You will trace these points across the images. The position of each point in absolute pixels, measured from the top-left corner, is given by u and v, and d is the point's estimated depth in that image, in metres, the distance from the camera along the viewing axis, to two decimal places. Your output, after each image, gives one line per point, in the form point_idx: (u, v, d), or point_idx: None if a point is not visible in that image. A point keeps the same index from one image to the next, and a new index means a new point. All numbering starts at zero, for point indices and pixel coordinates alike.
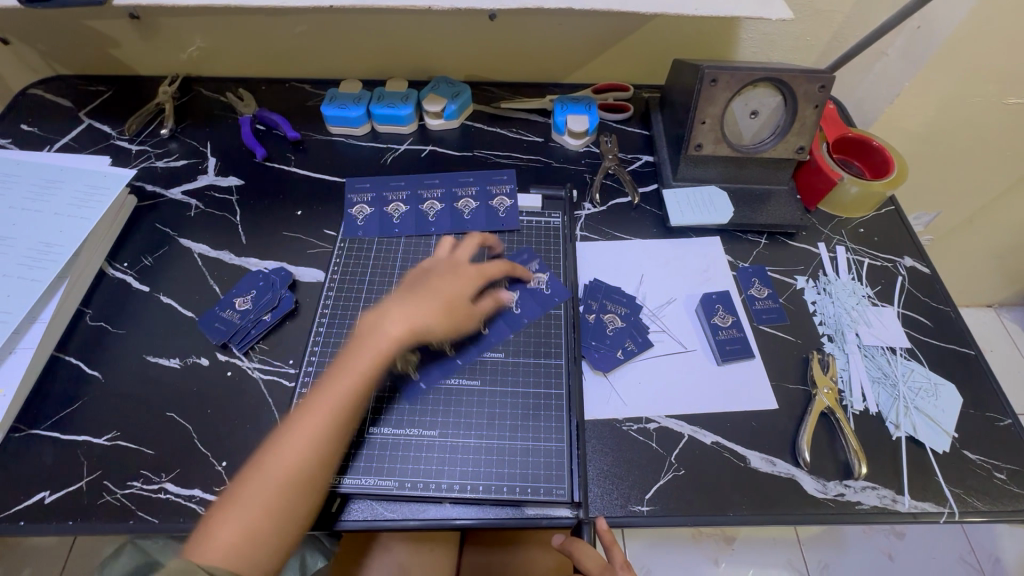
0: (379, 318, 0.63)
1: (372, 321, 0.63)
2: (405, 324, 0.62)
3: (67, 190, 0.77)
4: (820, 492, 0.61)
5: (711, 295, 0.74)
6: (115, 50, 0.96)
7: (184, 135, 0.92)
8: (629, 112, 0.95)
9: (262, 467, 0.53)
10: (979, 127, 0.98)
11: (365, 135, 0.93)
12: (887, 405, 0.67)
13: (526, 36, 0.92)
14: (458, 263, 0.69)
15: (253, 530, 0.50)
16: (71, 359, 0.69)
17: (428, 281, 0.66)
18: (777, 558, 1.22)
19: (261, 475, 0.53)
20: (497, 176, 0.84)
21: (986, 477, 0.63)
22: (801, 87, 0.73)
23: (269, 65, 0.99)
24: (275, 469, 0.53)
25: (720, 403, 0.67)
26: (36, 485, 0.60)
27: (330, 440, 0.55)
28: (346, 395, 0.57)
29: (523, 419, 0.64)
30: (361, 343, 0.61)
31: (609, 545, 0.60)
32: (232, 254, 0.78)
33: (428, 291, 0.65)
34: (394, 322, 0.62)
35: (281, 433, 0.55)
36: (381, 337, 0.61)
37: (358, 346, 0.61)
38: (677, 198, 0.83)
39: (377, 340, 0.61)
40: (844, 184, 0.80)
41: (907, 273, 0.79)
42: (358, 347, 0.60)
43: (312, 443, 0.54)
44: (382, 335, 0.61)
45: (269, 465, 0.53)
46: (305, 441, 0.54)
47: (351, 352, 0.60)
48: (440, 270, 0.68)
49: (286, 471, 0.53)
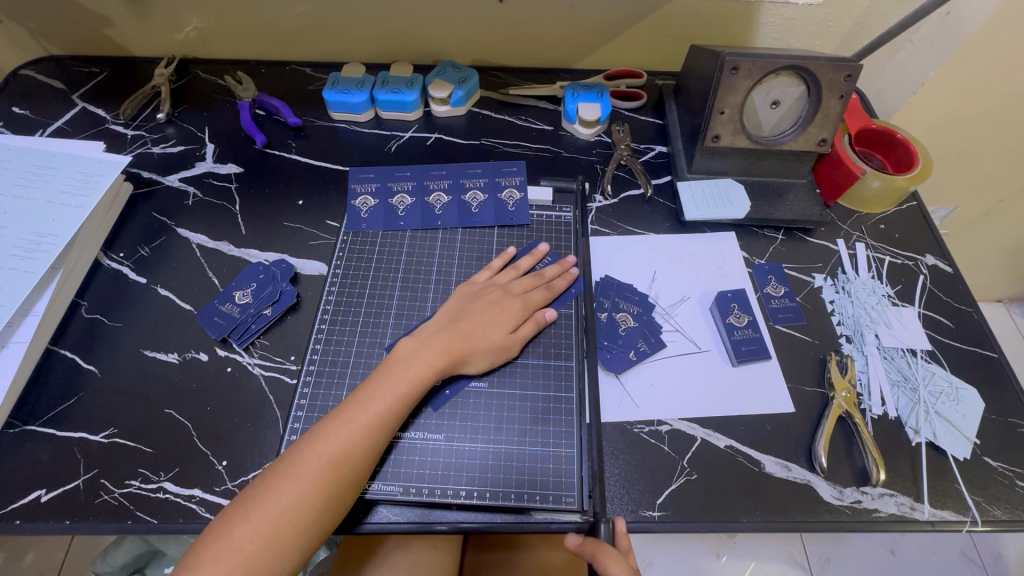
0: (420, 339, 0.61)
1: (413, 340, 0.61)
2: (447, 350, 0.60)
3: (60, 177, 0.74)
4: (836, 499, 0.60)
5: (726, 293, 0.72)
6: (108, 29, 0.92)
7: (180, 119, 0.89)
8: (642, 100, 0.92)
9: (286, 474, 0.51)
10: (1003, 119, 0.95)
11: (368, 122, 0.90)
12: (907, 410, 0.65)
13: (536, 19, 0.89)
14: (509, 292, 0.67)
15: (274, 541, 0.49)
16: (66, 353, 0.67)
17: (471, 309, 0.65)
18: (778, 552, 1.22)
19: (285, 484, 0.50)
20: (506, 167, 0.81)
21: (1007, 485, 0.61)
22: (826, 76, 0.70)
23: (268, 47, 0.95)
24: (299, 479, 0.51)
25: (734, 406, 0.65)
26: (31, 483, 0.59)
27: (359, 454, 0.53)
28: (381, 413, 0.55)
29: (531, 423, 0.62)
30: (400, 360, 0.59)
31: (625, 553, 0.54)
32: (231, 245, 0.76)
33: (472, 316, 0.64)
34: (436, 346, 0.60)
35: (309, 441, 0.53)
36: (421, 358, 0.59)
37: (397, 363, 0.58)
38: (691, 191, 0.80)
39: (417, 361, 0.58)
40: (866, 178, 0.77)
41: (928, 272, 0.77)
42: (396, 363, 0.58)
43: (341, 459, 0.52)
44: (424, 362, 0.59)
45: (294, 474, 0.51)
46: (334, 454, 0.52)
47: (389, 368, 0.58)
48: (486, 297, 0.66)
49: (312, 485, 0.51)
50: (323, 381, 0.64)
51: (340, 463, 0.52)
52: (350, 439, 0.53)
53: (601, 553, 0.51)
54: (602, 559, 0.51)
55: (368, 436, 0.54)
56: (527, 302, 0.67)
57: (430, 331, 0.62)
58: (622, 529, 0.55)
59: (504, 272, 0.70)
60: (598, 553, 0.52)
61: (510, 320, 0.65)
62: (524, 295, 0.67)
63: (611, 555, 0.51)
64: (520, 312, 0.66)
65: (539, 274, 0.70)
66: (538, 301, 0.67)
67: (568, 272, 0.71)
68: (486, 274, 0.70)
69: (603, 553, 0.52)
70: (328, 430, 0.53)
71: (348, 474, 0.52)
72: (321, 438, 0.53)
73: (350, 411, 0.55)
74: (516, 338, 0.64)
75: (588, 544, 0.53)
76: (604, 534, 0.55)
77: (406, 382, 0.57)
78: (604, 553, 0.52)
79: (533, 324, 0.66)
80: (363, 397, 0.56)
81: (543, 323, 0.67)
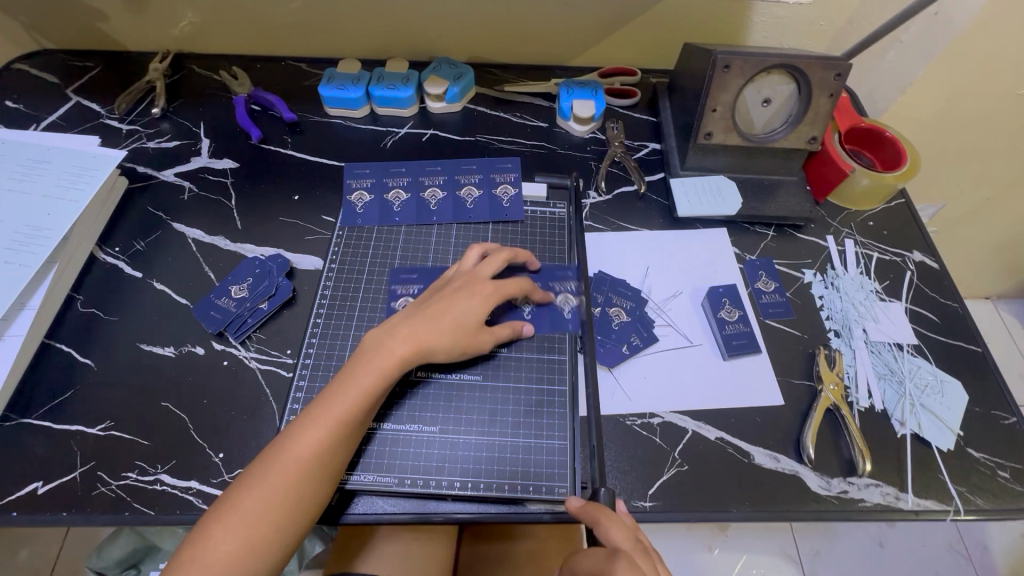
0: (383, 332, 0.60)
1: (377, 334, 0.60)
2: (408, 341, 0.59)
3: (55, 171, 0.74)
4: (823, 489, 0.61)
5: (717, 288, 0.73)
6: (103, 23, 0.92)
7: (176, 114, 0.89)
8: (636, 97, 0.93)
9: (259, 475, 0.52)
10: (990, 119, 0.97)
11: (364, 118, 0.90)
12: (893, 402, 0.67)
13: (531, 17, 0.89)
14: (478, 276, 0.65)
15: (249, 542, 0.50)
16: (62, 347, 0.67)
17: (438, 296, 0.63)
18: (769, 545, 1.23)
19: (258, 485, 0.51)
20: (501, 164, 0.82)
21: (990, 476, 0.63)
22: (816, 75, 0.71)
23: (264, 43, 0.95)
24: (271, 480, 0.51)
25: (725, 399, 0.66)
26: (28, 475, 0.59)
27: (326, 452, 0.53)
28: (346, 410, 0.55)
29: (525, 415, 0.63)
30: (364, 356, 0.58)
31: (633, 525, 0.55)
32: (227, 240, 0.76)
33: (438, 304, 0.62)
34: (399, 335, 0.59)
35: (280, 442, 0.54)
36: (382, 352, 0.58)
37: (361, 359, 0.58)
38: (684, 187, 0.81)
39: (380, 355, 0.58)
40: (855, 176, 0.79)
41: (915, 268, 0.78)
42: (360, 359, 0.58)
43: (310, 457, 0.52)
44: (385, 352, 0.58)
45: (267, 475, 0.52)
46: (302, 453, 0.52)
47: (354, 365, 0.58)
48: (455, 283, 0.65)
49: (284, 486, 0.51)
50: (319, 374, 0.64)
51: (309, 460, 0.52)
52: (318, 438, 0.53)
53: (603, 518, 0.52)
54: (604, 524, 0.52)
55: (336, 434, 0.54)
56: (501, 289, 0.64)
57: (395, 323, 0.61)
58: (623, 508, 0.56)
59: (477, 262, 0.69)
60: (600, 517, 0.52)
61: (482, 308, 0.62)
62: (498, 281, 0.65)
63: (614, 522, 0.52)
64: (491, 298, 0.63)
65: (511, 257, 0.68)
66: (511, 290, 0.65)
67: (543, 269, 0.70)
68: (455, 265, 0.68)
69: (605, 517, 0.52)
70: (296, 430, 0.54)
71: (318, 472, 0.53)
72: (290, 439, 0.53)
73: (316, 409, 0.55)
74: (489, 333, 0.63)
75: (592, 506, 0.53)
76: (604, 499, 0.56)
77: (368, 378, 0.57)
78: (606, 516, 0.52)
79: (508, 330, 0.65)
80: (327, 395, 0.56)
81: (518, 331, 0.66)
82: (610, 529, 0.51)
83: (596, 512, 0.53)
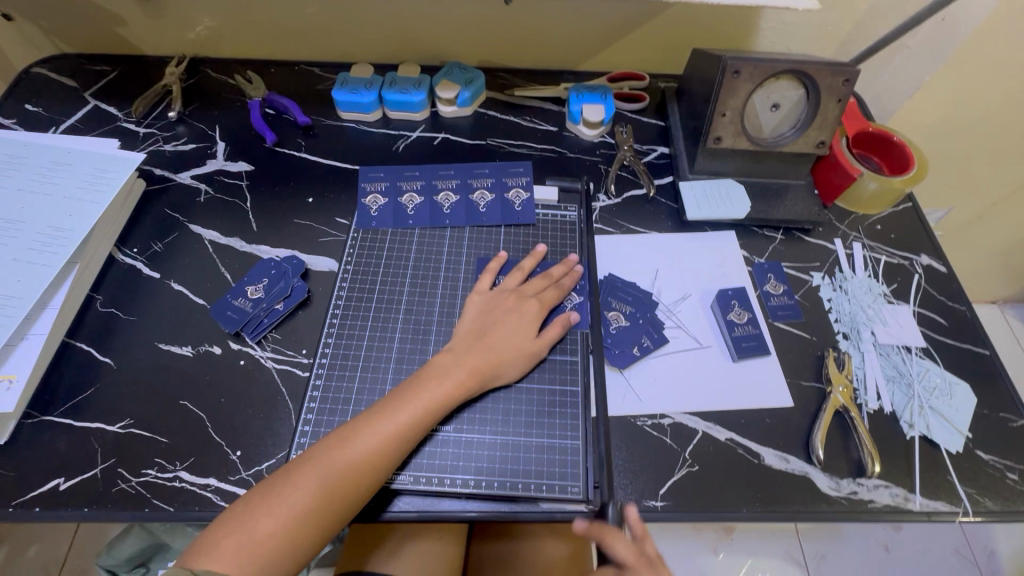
0: (449, 356, 0.62)
1: (444, 358, 0.61)
2: (476, 369, 0.61)
3: (75, 173, 0.76)
4: (834, 490, 0.61)
5: (727, 290, 0.74)
6: (120, 28, 0.93)
7: (191, 118, 0.90)
8: (645, 101, 0.94)
9: (310, 471, 0.52)
10: (998, 123, 0.97)
11: (376, 122, 0.91)
12: (902, 405, 0.67)
13: (541, 22, 0.90)
14: (525, 294, 0.68)
15: (292, 536, 0.50)
16: (82, 346, 0.69)
17: (493, 322, 0.65)
18: (775, 549, 1.23)
19: (307, 481, 0.52)
20: (513, 168, 0.83)
21: (999, 477, 0.63)
22: (825, 80, 0.72)
23: (278, 47, 0.97)
24: (320, 480, 0.52)
25: (734, 400, 0.67)
26: (49, 472, 0.60)
27: (385, 463, 0.55)
28: (410, 424, 0.56)
29: (538, 416, 0.63)
30: (429, 377, 0.60)
31: (641, 536, 0.55)
32: (244, 242, 0.77)
33: (496, 328, 0.64)
34: (465, 365, 0.61)
35: (334, 443, 0.54)
36: (452, 375, 0.60)
37: (426, 380, 0.59)
38: (693, 191, 0.82)
39: (448, 379, 0.60)
40: (862, 180, 0.80)
41: (923, 271, 0.79)
42: (427, 380, 0.59)
43: (367, 465, 0.54)
44: (452, 380, 0.60)
45: (317, 475, 0.52)
46: (356, 460, 0.53)
47: (418, 383, 0.59)
48: (506, 304, 0.67)
49: (335, 487, 0.52)
50: (335, 374, 0.65)
51: (363, 471, 0.53)
52: (377, 446, 0.54)
53: (609, 536, 0.54)
54: (610, 543, 0.53)
55: (394, 446, 0.55)
56: (543, 301, 0.68)
57: (459, 348, 0.63)
58: (633, 514, 0.56)
59: (512, 276, 0.71)
60: (605, 536, 0.54)
61: (530, 323, 0.66)
62: (538, 294, 0.68)
63: (618, 538, 0.54)
64: (536, 312, 0.67)
65: (547, 274, 0.71)
66: (552, 299, 0.68)
67: (573, 269, 0.73)
68: (488, 280, 0.70)
69: (611, 536, 0.54)
70: (354, 435, 0.55)
71: (372, 477, 0.54)
72: (349, 441, 0.54)
73: (376, 421, 0.56)
74: (541, 341, 0.65)
75: (596, 526, 0.54)
76: (613, 517, 0.58)
77: (434, 399, 0.58)
78: (612, 536, 0.54)
79: (558, 326, 0.67)
80: (391, 410, 0.57)
81: (567, 324, 0.68)
82: (616, 549, 0.53)
83: (602, 531, 0.54)
